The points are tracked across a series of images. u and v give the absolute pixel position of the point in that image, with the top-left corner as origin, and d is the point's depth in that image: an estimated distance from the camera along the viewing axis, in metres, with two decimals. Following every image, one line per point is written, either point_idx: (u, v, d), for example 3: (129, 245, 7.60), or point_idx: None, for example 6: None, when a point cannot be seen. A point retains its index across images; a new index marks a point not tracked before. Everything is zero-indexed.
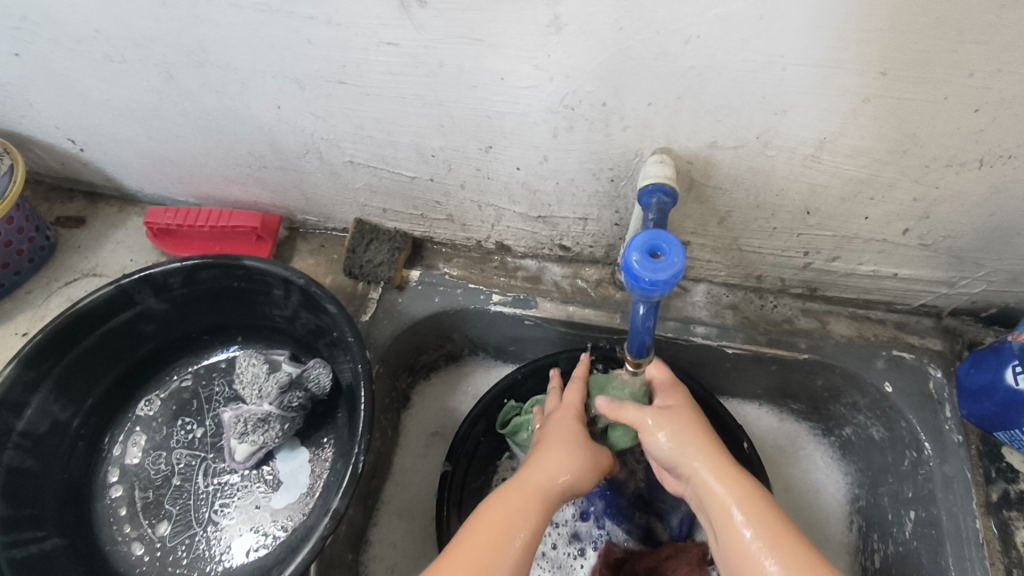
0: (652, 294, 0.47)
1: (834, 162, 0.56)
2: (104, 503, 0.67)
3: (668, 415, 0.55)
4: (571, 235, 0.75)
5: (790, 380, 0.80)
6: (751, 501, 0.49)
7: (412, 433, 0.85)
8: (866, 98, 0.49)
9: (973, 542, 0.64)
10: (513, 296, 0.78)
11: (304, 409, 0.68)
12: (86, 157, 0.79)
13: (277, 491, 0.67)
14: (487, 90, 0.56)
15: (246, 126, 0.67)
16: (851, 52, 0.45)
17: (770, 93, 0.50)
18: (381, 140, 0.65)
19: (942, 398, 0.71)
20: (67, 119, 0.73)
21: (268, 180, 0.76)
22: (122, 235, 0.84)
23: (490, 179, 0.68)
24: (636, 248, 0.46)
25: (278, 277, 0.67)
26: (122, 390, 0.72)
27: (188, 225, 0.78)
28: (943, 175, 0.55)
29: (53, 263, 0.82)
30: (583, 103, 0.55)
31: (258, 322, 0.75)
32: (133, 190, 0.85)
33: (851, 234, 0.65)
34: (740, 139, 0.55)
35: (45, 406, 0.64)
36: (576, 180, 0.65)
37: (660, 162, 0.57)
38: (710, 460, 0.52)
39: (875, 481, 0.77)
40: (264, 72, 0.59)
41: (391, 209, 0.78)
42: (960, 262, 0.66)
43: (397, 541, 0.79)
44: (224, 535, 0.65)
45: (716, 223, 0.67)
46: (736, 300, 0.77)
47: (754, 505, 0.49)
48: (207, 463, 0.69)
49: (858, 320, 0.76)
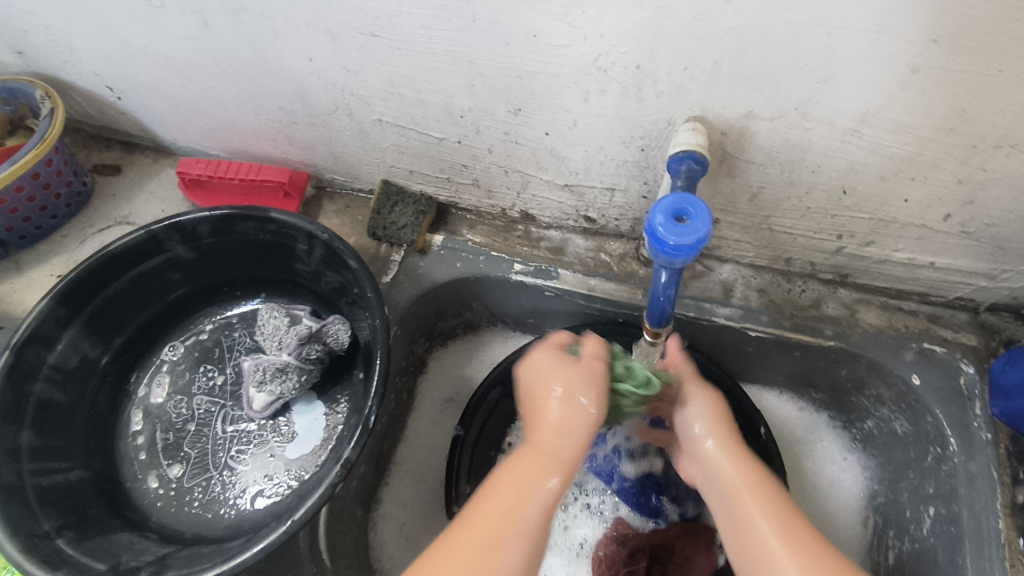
0: (675, 260, 0.46)
1: (875, 138, 0.54)
2: (126, 441, 0.69)
3: (709, 396, 0.57)
4: (597, 207, 0.74)
5: (813, 369, 0.78)
6: (762, 489, 0.47)
7: (427, 398, 0.85)
8: (915, 68, 0.47)
9: (994, 542, 0.62)
10: (535, 266, 0.77)
11: (322, 363, 0.69)
12: (123, 106, 0.81)
13: (291, 442, 0.68)
14: (519, 48, 0.55)
15: (278, 77, 0.68)
16: (903, 15, 0.43)
17: (813, 59, 0.48)
18: (411, 98, 0.65)
19: (972, 395, 0.68)
20: (106, 66, 0.74)
21: (298, 137, 0.77)
22: (155, 185, 0.86)
23: (518, 144, 0.67)
24: (661, 210, 0.45)
25: (302, 231, 0.67)
26: (152, 334, 0.74)
27: (219, 176, 0.79)
28: (991, 156, 0.52)
29: (89, 209, 0.84)
30: (616, 65, 0.53)
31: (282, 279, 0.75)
32: (168, 142, 0.86)
33: (887, 217, 0.63)
34: (778, 110, 0.53)
35: (75, 343, 0.66)
36: (606, 148, 0.64)
37: (692, 129, 0.55)
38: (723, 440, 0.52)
39: (896, 476, 0.75)
40: (298, 22, 0.59)
41: (418, 171, 0.77)
42: (1003, 253, 0.63)
43: (406, 502, 0.79)
44: (240, 480, 0.67)
45: (746, 200, 0.65)
46: (763, 283, 0.76)
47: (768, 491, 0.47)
48: (225, 410, 0.71)
49: (889, 310, 0.73)
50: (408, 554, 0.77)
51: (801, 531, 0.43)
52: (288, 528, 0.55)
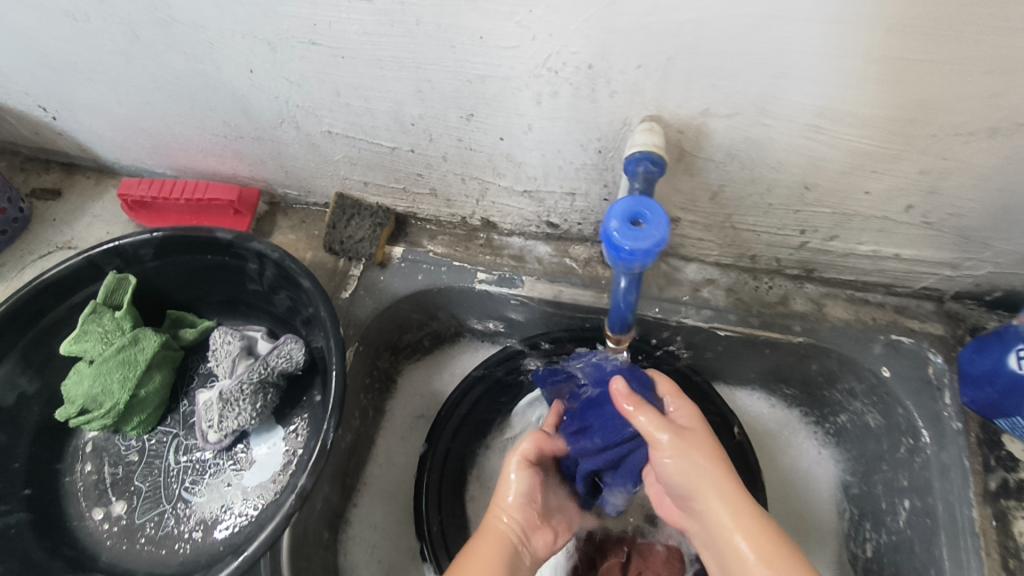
0: (633, 265, 0.44)
1: (832, 132, 0.53)
2: (72, 478, 0.66)
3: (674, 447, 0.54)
4: (558, 212, 0.72)
5: (784, 365, 0.77)
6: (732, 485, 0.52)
7: (397, 417, 0.83)
8: (872, 58, 0.46)
9: (969, 532, 0.62)
10: (498, 274, 0.75)
11: (278, 387, 0.67)
12: (59, 126, 0.77)
13: (249, 470, 0.66)
14: (466, 51, 0.53)
15: (218, 91, 0.65)
16: (865, 3, 0.42)
17: (770, 53, 0.47)
18: (359, 107, 0.62)
19: (942, 384, 0.68)
20: (37, 84, 0.70)
21: (246, 152, 0.74)
22: (98, 208, 0.82)
23: (473, 151, 0.65)
24: (616, 215, 0.43)
25: (251, 250, 0.64)
26: (77, 360, 0.67)
27: (163, 197, 0.75)
28: (950, 145, 0.52)
29: (28, 236, 0.80)
30: (567, 66, 0.52)
31: (95, 300, 0.65)
32: (110, 162, 0.82)
33: (850, 211, 0.62)
34: (734, 106, 0.52)
35: (11, 378, 0.62)
36: (563, 151, 0.62)
37: (648, 130, 0.54)
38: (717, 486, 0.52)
39: (869, 468, 0.75)
40: (234, 32, 0.56)
41: (373, 182, 0.75)
42: (966, 242, 0.63)
43: (377, 523, 0.77)
44: (195, 512, 0.64)
45: (707, 199, 0.64)
46: (730, 281, 0.75)
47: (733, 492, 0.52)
48: (178, 440, 0.68)
49: (855, 303, 0.73)
50: None
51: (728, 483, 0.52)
52: (245, 560, 0.53)
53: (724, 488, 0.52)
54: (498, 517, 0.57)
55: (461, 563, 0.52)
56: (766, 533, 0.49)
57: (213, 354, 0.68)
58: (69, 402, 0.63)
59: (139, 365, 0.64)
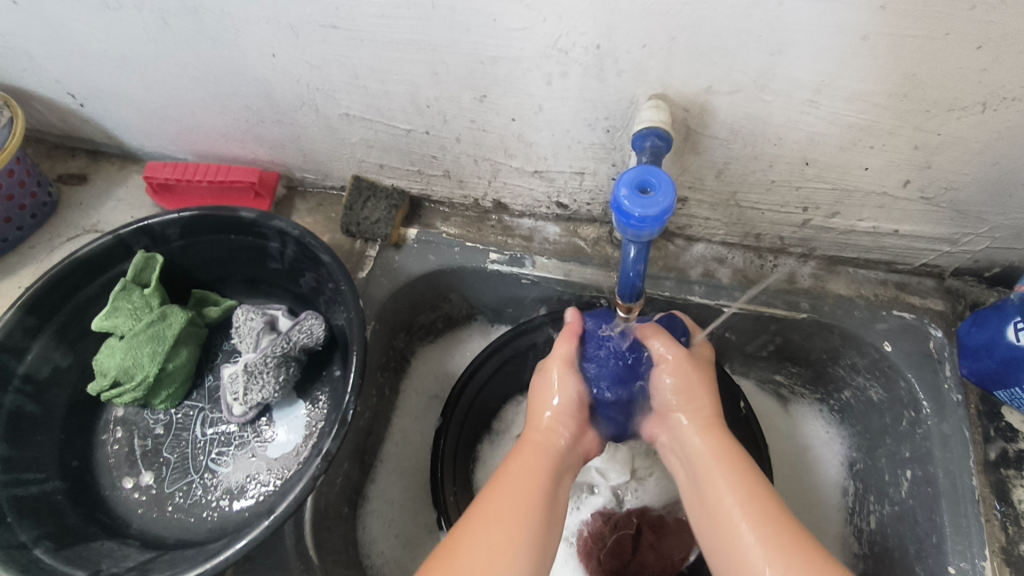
0: (642, 233, 0.46)
1: (832, 108, 0.55)
2: (104, 449, 0.69)
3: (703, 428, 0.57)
4: (568, 192, 0.74)
5: (790, 343, 0.79)
6: (757, 499, 0.50)
7: (412, 395, 0.85)
8: (865, 35, 0.48)
9: (969, 499, 0.64)
10: (509, 254, 0.77)
11: (299, 362, 0.69)
12: (86, 113, 0.80)
13: (272, 442, 0.68)
14: (480, 33, 0.55)
15: (240, 76, 0.67)
16: None
17: (768, 31, 0.49)
18: (376, 90, 0.65)
19: (942, 357, 0.70)
20: (67, 72, 0.73)
21: (266, 137, 0.77)
22: (122, 193, 0.85)
23: (485, 132, 0.68)
24: (625, 183, 0.46)
25: (273, 229, 0.67)
26: (107, 337, 0.70)
27: (187, 179, 0.78)
28: (944, 120, 0.54)
29: (55, 220, 0.83)
30: (576, 47, 0.54)
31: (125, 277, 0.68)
32: (134, 148, 0.85)
33: (850, 187, 0.64)
34: (736, 84, 0.54)
35: (46, 352, 0.65)
36: (572, 131, 0.64)
37: (654, 107, 0.56)
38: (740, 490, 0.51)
39: (873, 443, 0.76)
40: (257, 17, 0.59)
41: (388, 165, 0.77)
42: (962, 217, 0.65)
43: (394, 498, 0.79)
44: (222, 481, 0.67)
45: (713, 177, 0.67)
46: (735, 259, 0.77)
47: (760, 505, 0.50)
48: (204, 413, 0.70)
49: (858, 280, 0.75)
50: (397, 550, 0.77)
51: (765, 500, 0.50)
52: (272, 522, 0.54)
53: (744, 491, 0.51)
54: (547, 433, 0.59)
55: (510, 469, 0.54)
56: (752, 492, 0.51)
57: (236, 330, 0.70)
58: (101, 375, 0.66)
59: (167, 340, 0.67)
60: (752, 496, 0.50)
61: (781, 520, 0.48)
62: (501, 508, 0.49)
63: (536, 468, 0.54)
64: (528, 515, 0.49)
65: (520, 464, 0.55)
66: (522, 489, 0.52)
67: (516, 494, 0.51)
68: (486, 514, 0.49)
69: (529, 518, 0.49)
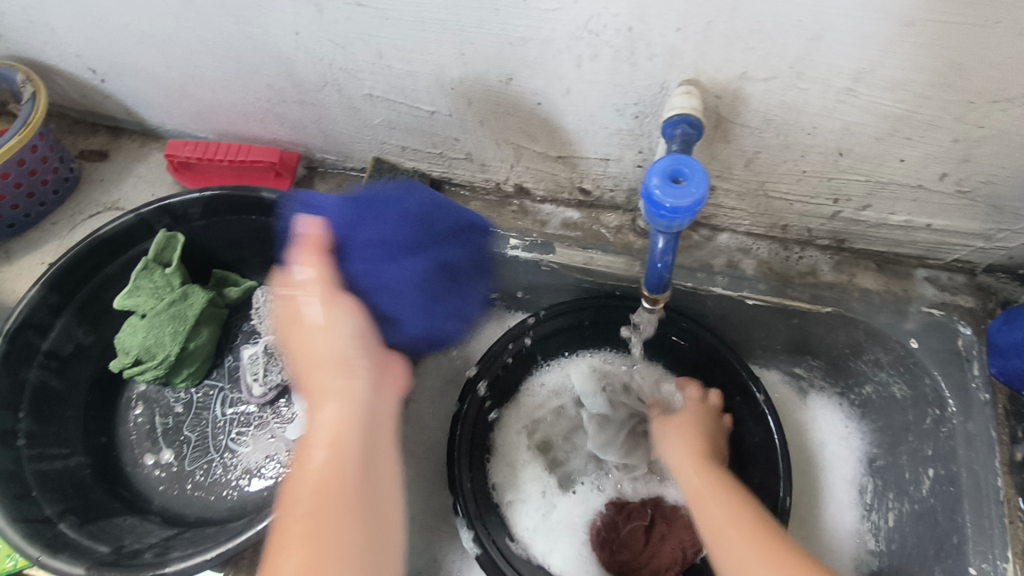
0: (673, 223, 0.46)
1: (871, 97, 0.53)
2: (126, 426, 0.70)
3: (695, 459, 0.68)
4: (591, 178, 0.73)
5: (812, 337, 0.78)
6: (755, 530, 0.57)
7: (429, 379, 0.85)
8: (911, 22, 0.46)
9: (993, 500, 0.63)
10: (532, 241, 0.75)
11: None
12: (107, 89, 0.79)
13: (291, 424, 0.68)
14: (508, 14, 0.54)
15: (262, 53, 0.66)
16: None
17: (809, 15, 0.47)
18: (400, 71, 0.64)
19: (970, 355, 0.68)
20: (89, 47, 0.72)
21: (288, 116, 0.76)
22: (143, 170, 0.84)
23: (509, 115, 0.66)
24: (657, 172, 0.44)
25: (293, 210, 0.67)
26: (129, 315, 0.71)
27: (208, 158, 0.77)
28: (988, 112, 0.52)
29: (77, 196, 0.83)
30: (608, 29, 0.53)
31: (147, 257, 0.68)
32: (154, 125, 0.85)
33: (884, 179, 0.63)
34: (772, 70, 0.53)
35: (68, 329, 0.66)
36: (599, 116, 0.63)
37: (686, 93, 0.55)
38: (740, 524, 0.58)
39: (895, 440, 0.75)
40: None
41: (410, 147, 0.76)
42: (999, 212, 0.63)
43: (409, 481, 0.80)
44: (241, 461, 0.67)
45: (742, 165, 0.65)
46: (760, 250, 0.75)
47: (756, 533, 0.56)
48: (224, 393, 0.71)
49: (886, 274, 0.73)
50: (412, 532, 0.78)
51: (759, 527, 0.57)
52: None
53: (745, 525, 0.58)
54: (315, 365, 0.53)
55: (300, 485, 0.49)
56: (750, 525, 0.57)
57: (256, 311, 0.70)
58: (123, 353, 0.66)
59: (188, 319, 0.67)
60: (750, 526, 0.57)
61: (773, 551, 0.54)
62: (309, 526, 0.47)
63: (321, 481, 0.49)
64: (338, 532, 0.47)
65: (303, 483, 0.49)
66: (331, 503, 0.48)
67: (337, 512, 0.48)
68: (320, 528, 0.47)
69: (345, 555, 0.47)
